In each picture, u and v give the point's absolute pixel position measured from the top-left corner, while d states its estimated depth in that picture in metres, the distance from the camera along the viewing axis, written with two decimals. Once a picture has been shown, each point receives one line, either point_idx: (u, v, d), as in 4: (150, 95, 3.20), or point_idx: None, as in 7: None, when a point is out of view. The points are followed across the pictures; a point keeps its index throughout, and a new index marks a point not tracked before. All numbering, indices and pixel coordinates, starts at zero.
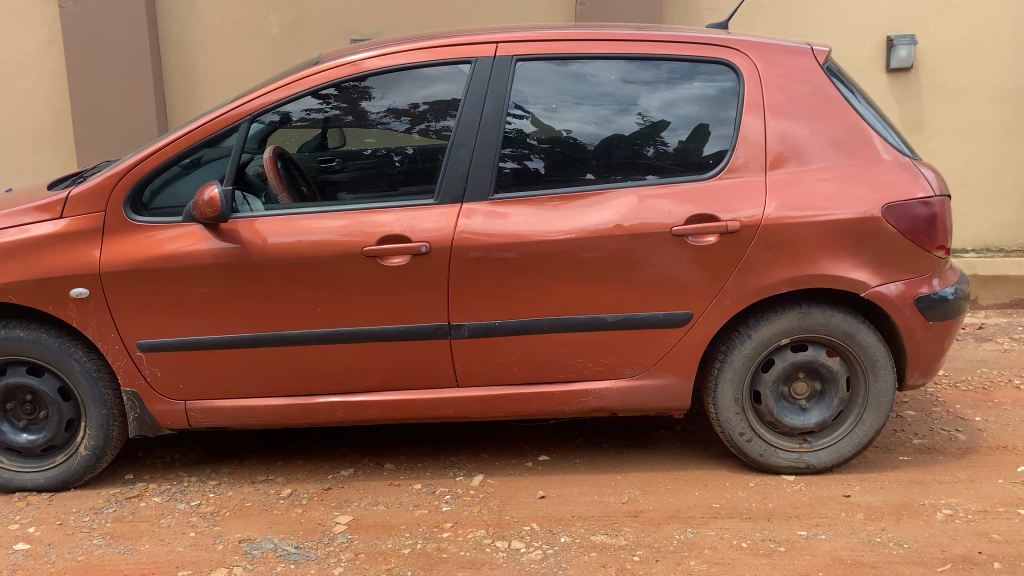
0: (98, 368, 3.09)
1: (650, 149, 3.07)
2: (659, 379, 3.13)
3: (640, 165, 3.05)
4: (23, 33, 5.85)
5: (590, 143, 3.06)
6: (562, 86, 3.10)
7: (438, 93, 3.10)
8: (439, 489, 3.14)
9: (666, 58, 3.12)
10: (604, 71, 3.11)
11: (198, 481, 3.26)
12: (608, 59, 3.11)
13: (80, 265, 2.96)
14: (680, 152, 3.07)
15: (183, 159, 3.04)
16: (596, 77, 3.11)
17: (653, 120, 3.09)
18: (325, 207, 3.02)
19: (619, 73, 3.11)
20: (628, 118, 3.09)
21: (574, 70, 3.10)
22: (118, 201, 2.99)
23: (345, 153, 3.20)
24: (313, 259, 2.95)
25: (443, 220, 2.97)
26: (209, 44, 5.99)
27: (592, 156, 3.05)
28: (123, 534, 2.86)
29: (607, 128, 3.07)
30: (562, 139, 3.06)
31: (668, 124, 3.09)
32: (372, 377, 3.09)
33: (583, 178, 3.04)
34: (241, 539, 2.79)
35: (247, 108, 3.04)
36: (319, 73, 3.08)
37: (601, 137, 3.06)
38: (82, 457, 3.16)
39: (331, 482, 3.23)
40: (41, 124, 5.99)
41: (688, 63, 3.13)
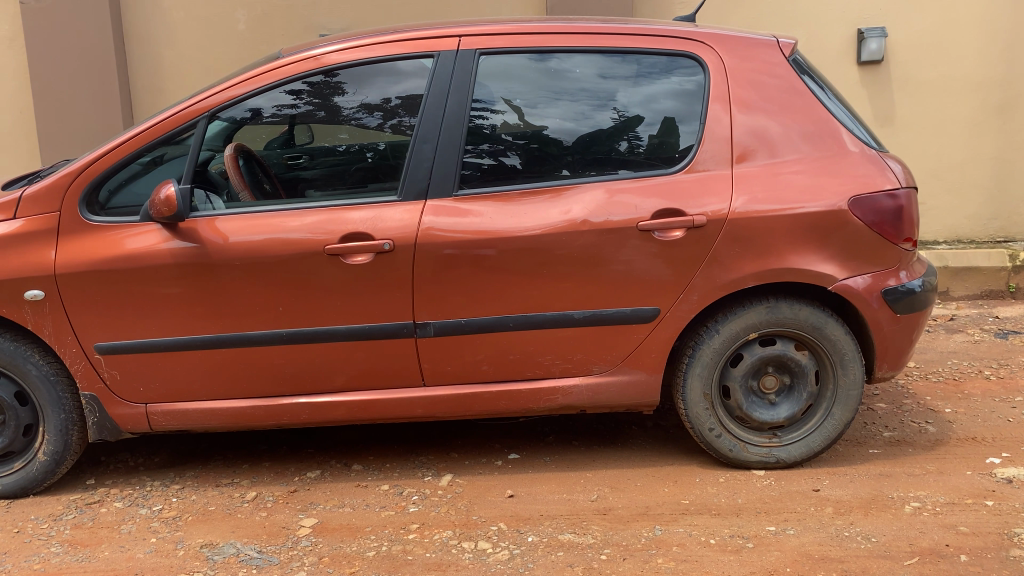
0: (56, 372, 3.02)
1: (623, 144, 3.04)
2: (628, 376, 3.11)
3: (609, 159, 3.02)
4: None
5: (566, 139, 3.02)
6: (540, 82, 3.05)
7: (411, 88, 3.04)
8: (407, 490, 3.10)
9: (634, 51, 3.09)
10: (581, 66, 3.07)
11: (161, 486, 3.20)
12: (584, 53, 3.07)
13: (35, 267, 2.89)
14: (649, 147, 3.04)
15: (141, 157, 2.97)
16: (574, 72, 3.07)
17: (627, 115, 3.06)
18: (287, 205, 2.96)
19: (595, 68, 3.08)
20: (606, 114, 3.05)
21: (551, 66, 3.06)
22: (74, 201, 2.92)
23: (316, 150, 3.11)
24: (275, 257, 2.90)
25: (407, 217, 2.92)
26: (175, 40, 5.89)
27: (568, 152, 3.02)
28: (82, 541, 2.79)
29: (585, 124, 3.04)
30: (540, 135, 3.02)
31: (638, 118, 3.06)
32: (338, 377, 3.04)
33: (557, 174, 3.00)
34: (203, 545, 2.74)
35: (206, 104, 2.98)
36: (286, 67, 3.02)
37: (578, 133, 3.03)
38: (41, 463, 3.08)
39: (297, 484, 3.18)
40: (3, 123, 5.86)
41: (665, 58, 3.10)
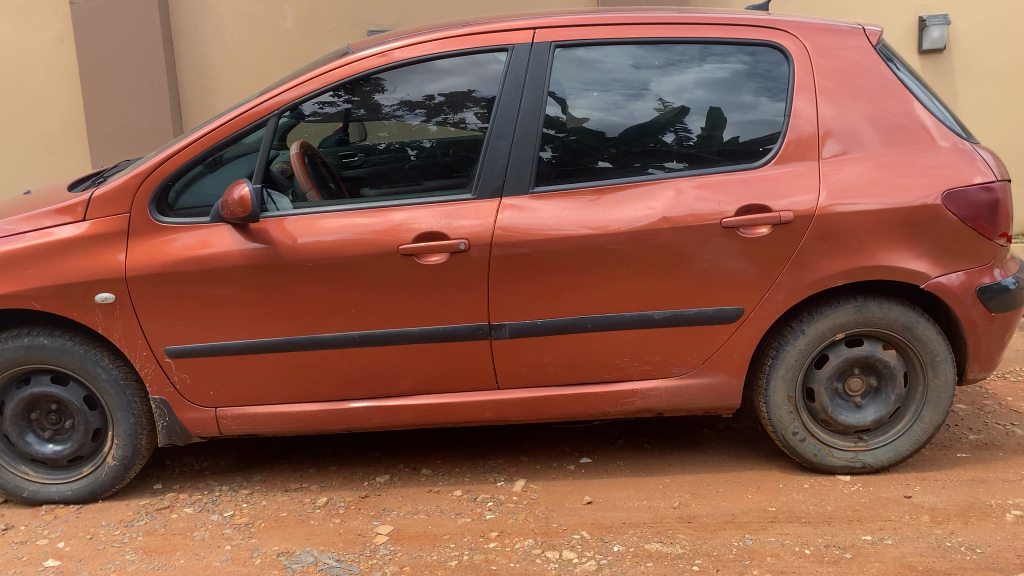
0: (126, 376, 2.96)
1: (669, 136, 2.93)
2: (708, 379, 3.00)
3: (657, 153, 2.92)
4: (34, 30, 5.72)
5: (606, 131, 2.93)
6: (570, 74, 2.96)
7: (451, 85, 2.97)
8: (480, 495, 3.02)
9: (682, 40, 2.97)
10: (614, 56, 2.97)
11: (230, 490, 3.14)
12: (618, 44, 2.97)
13: (105, 269, 2.83)
14: (699, 139, 2.93)
15: (211, 155, 2.91)
16: (606, 62, 2.97)
17: (668, 105, 2.95)
18: (357, 205, 2.89)
19: (630, 58, 2.97)
20: (643, 104, 2.96)
21: (579, 57, 2.96)
22: (143, 203, 2.86)
23: (366, 147, 3.10)
24: (347, 258, 2.82)
25: (482, 216, 2.83)
26: (223, 38, 5.85)
27: (609, 144, 2.92)
28: (156, 549, 2.72)
29: (617, 114, 2.94)
30: (578, 128, 2.93)
31: (679, 110, 2.95)
32: (406, 380, 2.96)
33: (596, 167, 2.91)
34: (280, 553, 2.67)
35: (280, 100, 2.91)
36: (348, 65, 2.94)
37: (612, 124, 2.94)
38: (110, 468, 3.03)
39: (368, 489, 3.11)
40: (54, 123, 5.85)
41: (699, 46, 2.98)
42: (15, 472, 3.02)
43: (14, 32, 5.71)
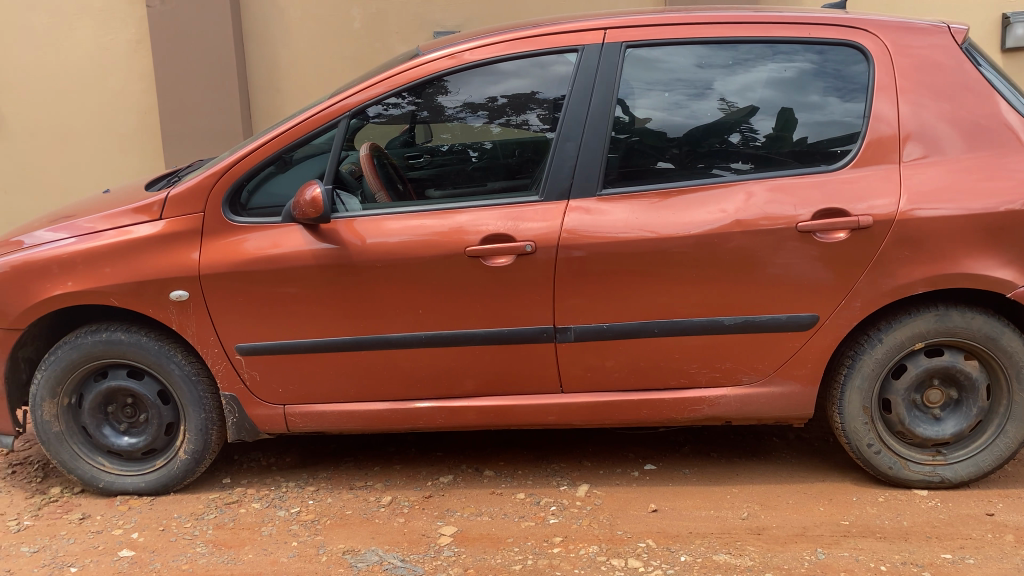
0: (198, 372, 3.02)
1: (735, 136, 2.87)
2: (780, 387, 2.93)
3: (723, 153, 2.86)
4: (113, 33, 5.89)
5: (667, 132, 2.88)
6: (631, 73, 2.91)
7: (513, 88, 2.96)
8: (544, 500, 2.99)
9: (747, 39, 2.90)
10: (677, 55, 2.91)
11: (296, 487, 3.17)
12: (681, 43, 2.90)
13: (180, 267, 2.89)
14: (766, 140, 2.87)
15: (283, 155, 2.95)
16: (667, 62, 2.91)
17: (732, 105, 2.89)
18: (424, 206, 2.90)
19: (693, 57, 2.91)
20: (706, 103, 2.90)
21: (641, 56, 2.91)
22: (217, 202, 2.91)
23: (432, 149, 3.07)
24: (415, 258, 2.83)
25: (550, 218, 2.81)
26: (293, 39, 5.95)
27: (672, 145, 2.88)
28: (226, 542, 2.75)
29: (679, 113, 2.89)
30: (639, 129, 2.89)
31: (747, 110, 2.89)
32: (469, 381, 2.95)
33: (658, 167, 2.86)
34: (345, 551, 2.68)
35: (352, 101, 2.93)
36: (419, 67, 2.95)
37: (673, 123, 2.89)
38: (182, 461, 3.09)
39: (431, 489, 3.11)
40: (129, 123, 6.02)
41: (764, 45, 2.90)
42: (92, 463, 3.10)
43: (94, 35, 5.89)
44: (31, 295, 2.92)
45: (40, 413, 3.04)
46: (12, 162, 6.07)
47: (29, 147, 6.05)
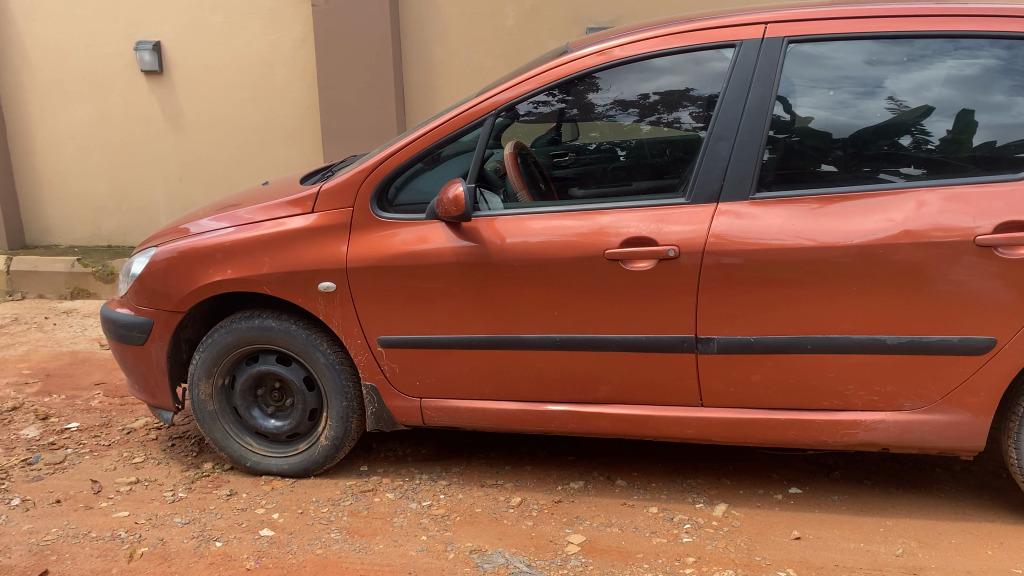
0: (341, 361, 3.10)
1: (907, 138, 2.64)
2: (946, 416, 2.67)
3: (892, 157, 2.64)
4: (281, 31, 6.17)
5: (833, 132, 2.69)
6: (793, 71, 2.72)
7: (666, 85, 2.84)
8: (678, 516, 2.87)
9: (925, 34, 2.63)
10: (845, 52, 2.69)
11: (429, 480, 3.20)
12: (851, 38, 2.68)
13: (328, 259, 2.97)
14: (941, 143, 2.62)
15: (431, 152, 2.98)
16: (834, 59, 2.70)
17: (904, 104, 2.66)
18: (567, 206, 2.85)
19: (863, 54, 2.68)
20: (875, 102, 2.68)
21: (805, 53, 2.71)
22: (365, 197, 2.98)
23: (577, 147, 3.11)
24: (555, 259, 2.77)
25: (697, 222, 2.68)
26: (448, 37, 6.04)
27: (835, 146, 2.68)
28: (359, 530, 2.80)
29: (843, 113, 2.69)
30: (799, 129, 2.71)
31: (921, 110, 2.65)
32: (604, 387, 2.87)
33: (818, 170, 2.68)
34: (472, 550, 2.67)
35: (501, 98, 2.91)
36: (568, 64, 2.88)
37: (836, 124, 2.69)
38: (323, 447, 3.18)
39: (562, 494, 3.06)
40: (292, 119, 6.30)
41: (945, 39, 2.63)
42: (241, 442, 3.26)
43: (264, 33, 6.19)
44: (193, 280, 3.09)
45: (197, 391, 3.22)
46: (187, 154, 6.51)
47: (203, 140, 6.47)
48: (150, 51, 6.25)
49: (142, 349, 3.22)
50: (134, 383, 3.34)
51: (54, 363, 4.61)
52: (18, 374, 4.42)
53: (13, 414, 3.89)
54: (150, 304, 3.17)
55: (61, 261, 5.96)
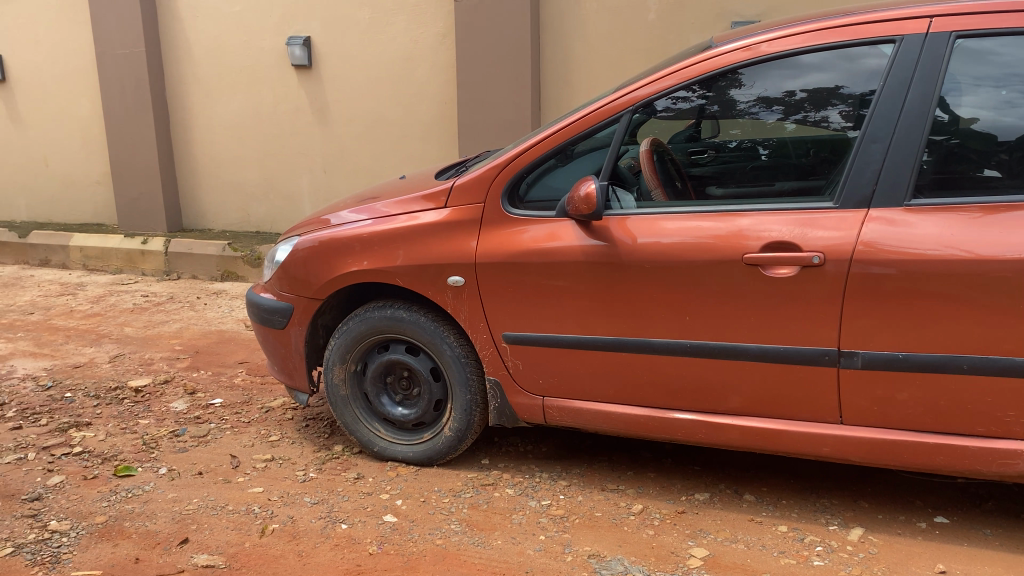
0: (467, 355, 3.11)
1: None
2: None
3: None
4: (424, 27, 6.28)
5: (998, 135, 2.47)
6: (956, 67, 2.51)
7: (815, 82, 2.68)
8: (809, 537, 2.72)
9: None
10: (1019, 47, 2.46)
11: (549, 479, 3.18)
12: None
13: (458, 254, 2.99)
14: None
15: (565, 148, 2.94)
16: (1004, 54, 2.47)
17: None
18: (703, 207, 2.74)
19: None
20: None
21: (972, 48, 2.50)
22: (497, 193, 2.98)
23: (716, 144, 2.96)
24: (688, 261, 2.68)
25: (844, 228, 2.52)
26: (588, 32, 5.99)
27: (1002, 150, 2.46)
28: (478, 524, 2.82)
29: (1014, 113, 2.46)
30: (962, 130, 2.50)
31: None
32: (734, 397, 2.75)
33: (982, 176, 2.46)
34: (590, 554, 2.63)
35: (641, 93, 2.84)
36: (710, 59, 2.78)
37: (1005, 125, 2.47)
38: (446, 438, 3.21)
39: (685, 504, 2.97)
40: (431, 113, 6.41)
41: None
42: (370, 428, 3.34)
43: (408, 29, 6.32)
44: (330, 269, 3.20)
45: (331, 375, 3.33)
46: (331, 146, 6.74)
47: (346, 133, 6.69)
48: (300, 46, 6.53)
49: (282, 333, 3.37)
50: (273, 364, 3.49)
51: (203, 341, 4.90)
52: (171, 350, 4.72)
53: (165, 386, 4.16)
54: (291, 290, 3.31)
55: (213, 245, 6.33)
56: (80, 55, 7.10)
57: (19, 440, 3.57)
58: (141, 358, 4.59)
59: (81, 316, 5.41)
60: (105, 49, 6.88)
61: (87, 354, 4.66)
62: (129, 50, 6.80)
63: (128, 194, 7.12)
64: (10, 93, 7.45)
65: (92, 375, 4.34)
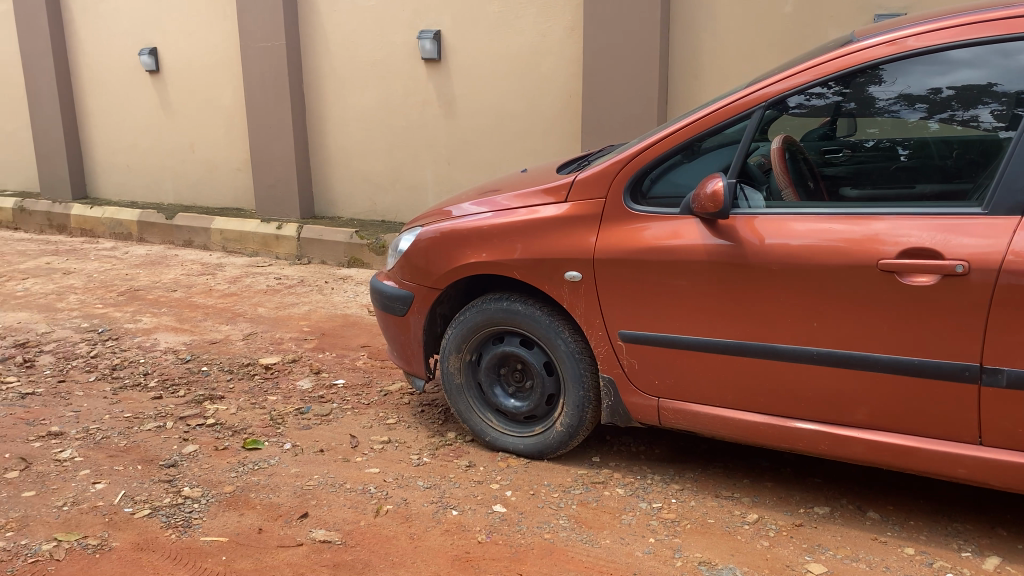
0: (581, 351, 3.08)
1: None
2: None
3: None
4: (552, 20, 6.24)
5: None
6: None
7: (965, 78, 2.51)
8: (938, 563, 2.57)
9: None
10: None
11: (661, 481, 3.12)
12: None
13: (578, 249, 2.98)
14: None
15: (691, 145, 2.88)
16: None
17: None
18: (836, 209, 2.62)
19: None
20: None
21: None
22: (619, 189, 2.95)
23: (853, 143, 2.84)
24: (817, 265, 2.57)
25: (993, 236, 2.34)
26: (720, 26, 5.83)
27: None
28: (587, 521, 2.80)
29: None
30: None
31: None
32: (861, 409, 2.62)
33: None
34: (701, 561, 2.57)
35: (772, 90, 2.74)
36: (850, 55, 2.64)
37: None
38: (558, 433, 3.19)
39: (803, 518, 2.85)
40: (554, 106, 6.35)
41: None
42: (482, 418, 3.37)
43: (536, 22, 6.29)
44: (450, 260, 3.25)
45: (447, 363, 3.38)
46: (456, 138, 6.82)
47: (471, 125, 6.75)
48: (431, 40, 6.64)
49: (402, 319, 3.45)
50: (393, 349, 3.57)
51: (329, 323, 5.09)
52: (299, 331, 4.93)
53: (292, 366, 4.36)
54: (412, 279, 3.38)
55: (341, 232, 6.56)
56: (226, 48, 7.50)
57: (160, 408, 3.82)
58: (271, 337, 4.81)
59: (219, 295, 5.72)
60: (248, 42, 7.23)
61: (223, 331, 4.93)
62: (270, 43, 7.12)
63: (265, 181, 7.47)
64: (163, 83, 7.95)
65: (227, 351, 4.59)
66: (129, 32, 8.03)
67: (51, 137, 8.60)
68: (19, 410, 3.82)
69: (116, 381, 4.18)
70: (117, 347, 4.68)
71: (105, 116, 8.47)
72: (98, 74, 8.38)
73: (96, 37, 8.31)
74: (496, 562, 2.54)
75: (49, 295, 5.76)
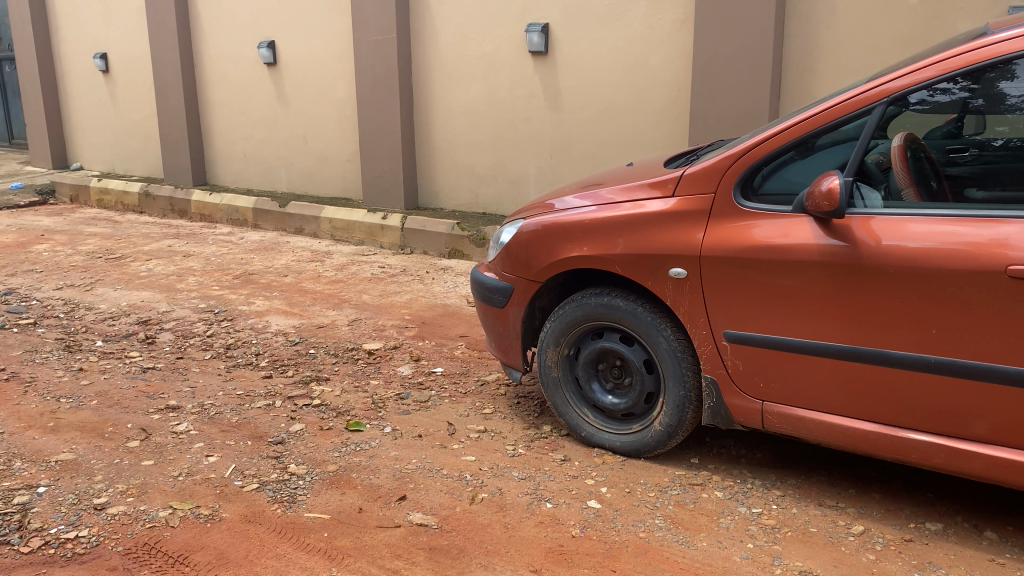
0: (683, 349, 2.99)
1: None
2: None
3: None
4: (661, 13, 6.07)
5: None
6: None
7: None
8: None
9: None
10: None
11: (762, 486, 3.03)
12: None
13: (683, 245, 2.91)
14: None
15: (806, 141, 2.79)
16: None
17: None
18: (960, 210, 2.48)
19: None
20: None
21: None
22: (729, 184, 2.88)
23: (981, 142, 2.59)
24: (938, 269, 2.45)
25: None
26: (839, 17, 5.52)
27: None
28: (683, 523, 2.74)
29: None
30: None
31: None
32: (980, 423, 2.48)
33: None
34: (802, 571, 2.49)
35: (893, 86, 2.63)
36: (981, 49, 2.50)
37: None
38: (656, 432, 3.10)
39: (913, 533, 2.72)
40: (661, 100, 6.19)
41: None
42: (579, 413, 3.30)
43: (646, 15, 6.14)
44: (553, 253, 3.23)
45: (544, 356, 3.33)
46: (560, 132, 6.73)
47: (575, 119, 6.65)
48: (539, 33, 6.55)
49: (502, 311, 3.45)
50: (491, 340, 3.58)
51: (430, 312, 5.17)
52: (401, 318, 5.03)
53: (394, 352, 4.45)
54: (513, 272, 3.38)
55: (444, 223, 6.65)
56: (340, 41, 7.71)
57: (269, 387, 3.98)
58: (374, 324, 4.93)
59: (326, 281, 5.91)
60: (361, 36, 7.40)
61: (329, 317, 5.09)
62: (382, 37, 7.27)
63: (372, 172, 7.64)
64: (280, 76, 8.24)
65: (332, 336, 4.73)
66: (250, 26, 8.35)
67: (176, 126, 9.06)
68: (142, 383, 4.05)
69: (229, 360, 4.38)
70: (232, 327, 4.90)
71: (225, 107, 8.85)
72: (220, 66, 8.75)
73: (217, 31, 8.67)
74: (589, 557, 2.53)
75: (171, 276, 6.08)
